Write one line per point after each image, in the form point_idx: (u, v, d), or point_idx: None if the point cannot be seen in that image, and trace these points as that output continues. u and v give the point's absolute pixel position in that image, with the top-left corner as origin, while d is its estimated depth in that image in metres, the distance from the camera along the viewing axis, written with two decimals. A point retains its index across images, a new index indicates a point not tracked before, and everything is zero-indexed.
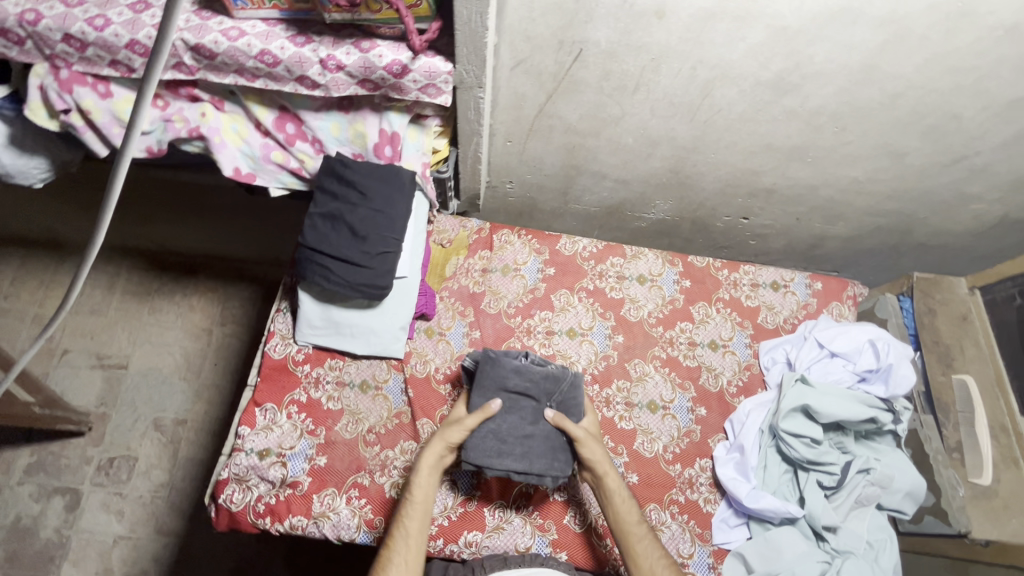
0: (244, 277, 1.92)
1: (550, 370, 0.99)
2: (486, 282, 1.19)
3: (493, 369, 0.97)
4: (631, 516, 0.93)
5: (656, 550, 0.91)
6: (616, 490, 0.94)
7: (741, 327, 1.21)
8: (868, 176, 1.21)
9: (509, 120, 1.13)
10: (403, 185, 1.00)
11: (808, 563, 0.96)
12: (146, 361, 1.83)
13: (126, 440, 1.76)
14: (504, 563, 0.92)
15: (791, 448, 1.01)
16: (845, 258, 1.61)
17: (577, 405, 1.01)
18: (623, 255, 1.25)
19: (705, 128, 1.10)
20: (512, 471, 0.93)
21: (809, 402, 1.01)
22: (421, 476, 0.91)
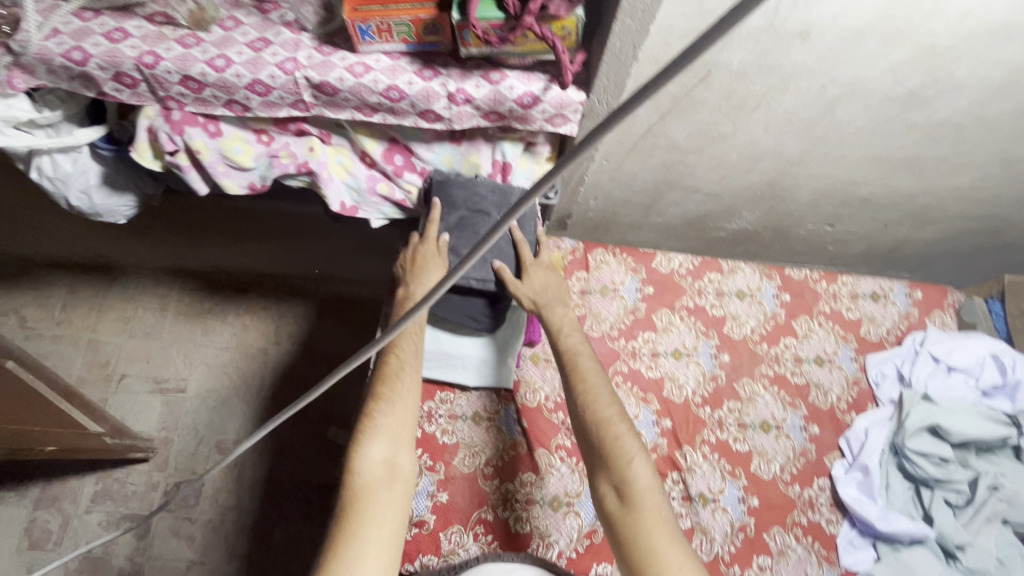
0: (296, 292, 1.89)
1: (498, 184, 1.00)
2: (587, 305, 1.17)
3: (443, 195, 0.98)
4: (568, 345, 0.92)
5: (596, 376, 0.89)
6: (553, 317, 0.95)
7: (845, 340, 1.19)
8: (973, 183, 1.19)
9: (612, 142, 1.10)
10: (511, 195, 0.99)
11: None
12: (204, 384, 1.80)
13: (190, 464, 1.72)
14: (496, 556, 0.90)
15: (918, 466, 1.00)
16: (923, 260, 1.59)
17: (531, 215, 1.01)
18: (720, 270, 1.23)
19: (816, 143, 1.08)
20: (470, 278, 0.96)
21: (937, 420, 1.00)
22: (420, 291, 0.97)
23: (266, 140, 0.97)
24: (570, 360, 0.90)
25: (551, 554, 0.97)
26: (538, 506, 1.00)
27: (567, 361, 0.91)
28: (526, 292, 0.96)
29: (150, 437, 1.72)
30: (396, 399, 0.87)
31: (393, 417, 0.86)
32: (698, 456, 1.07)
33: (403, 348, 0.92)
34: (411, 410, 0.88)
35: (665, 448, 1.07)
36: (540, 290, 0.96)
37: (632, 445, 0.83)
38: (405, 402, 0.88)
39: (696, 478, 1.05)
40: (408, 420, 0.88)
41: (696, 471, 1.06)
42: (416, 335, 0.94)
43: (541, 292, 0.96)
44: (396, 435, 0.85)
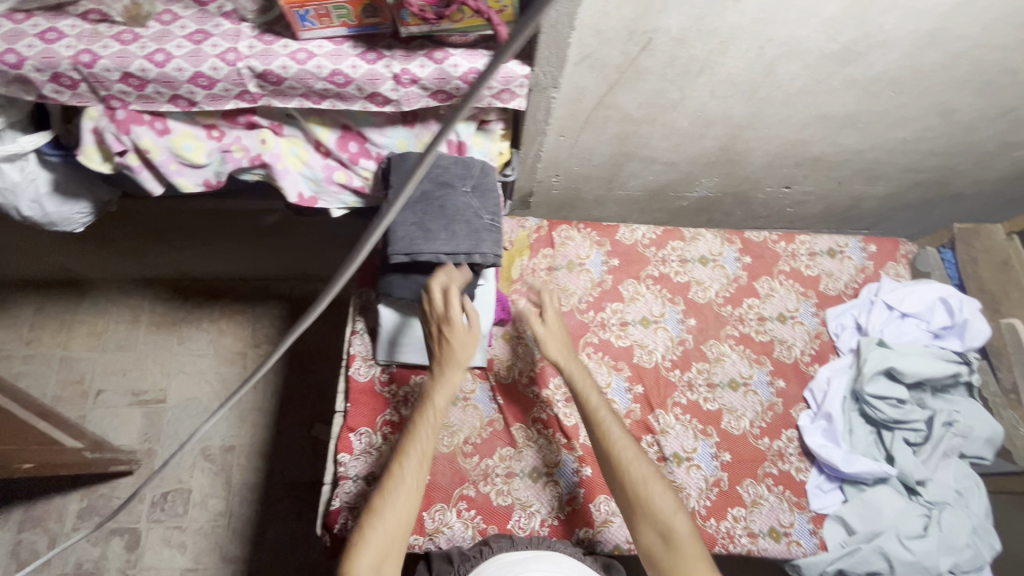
0: (271, 295, 1.89)
1: (458, 156, 0.99)
2: (554, 280, 1.19)
3: (402, 165, 0.96)
4: (601, 411, 0.91)
5: (625, 438, 0.89)
6: (575, 377, 0.95)
7: (805, 296, 1.23)
8: (916, 135, 1.23)
9: (565, 116, 1.13)
10: (472, 167, 0.99)
11: (908, 515, 1.00)
12: (184, 393, 1.78)
13: (176, 473, 1.71)
14: (512, 544, 0.90)
15: (878, 409, 1.05)
16: (880, 215, 1.65)
17: (493, 186, 0.99)
18: (683, 237, 1.25)
19: (762, 105, 1.11)
20: (440, 253, 0.93)
21: (892, 365, 1.04)
22: (443, 391, 0.88)
23: (217, 136, 0.97)
24: (602, 429, 0.89)
25: (534, 523, 0.99)
26: (518, 478, 1.02)
27: (597, 423, 0.91)
28: (557, 349, 0.98)
29: (133, 450, 1.70)
30: (389, 512, 0.80)
31: (395, 520, 0.80)
32: (670, 418, 1.10)
33: (411, 454, 0.84)
34: (408, 519, 0.81)
35: (637, 413, 1.09)
36: (561, 350, 0.98)
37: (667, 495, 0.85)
38: (406, 509, 0.81)
39: (669, 439, 1.08)
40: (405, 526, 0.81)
41: (669, 433, 1.09)
42: (427, 437, 0.86)
43: (570, 352, 0.98)
44: (388, 544, 0.78)
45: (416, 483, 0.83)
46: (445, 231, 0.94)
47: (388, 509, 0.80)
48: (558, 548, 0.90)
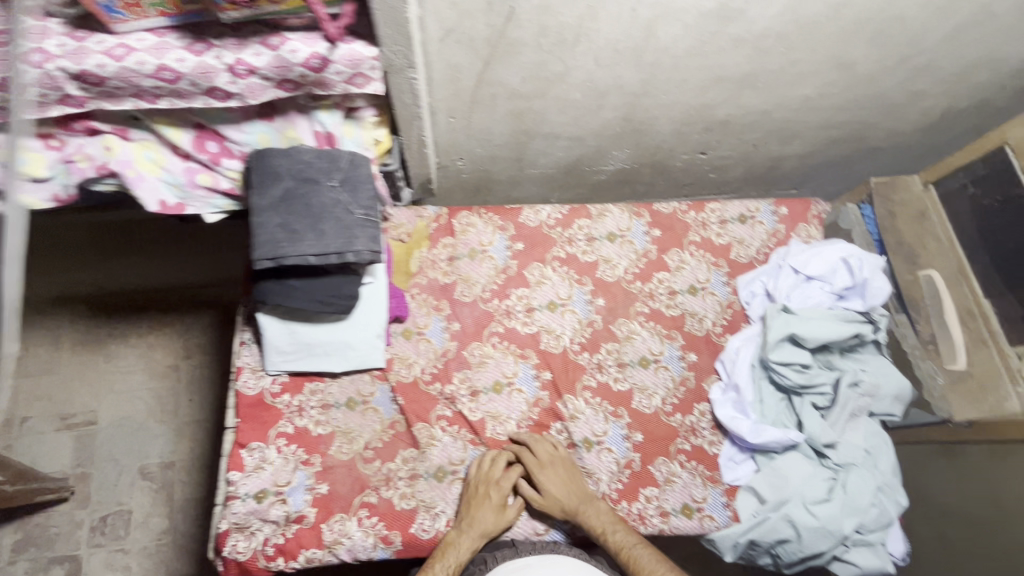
0: (201, 304, 1.73)
1: (322, 149, 0.92)
2: (455, 271, 1.14)
3: (260, 164, 0.89)
4: (625, 551, 0.91)
5: (656, 564, 0.90)
6: (591, 522, 0.95)
7: (717, 266, 1.20)
8: (819, 91, 1.20)
9: (448, 96, 1.06)
10: (338, 158, 0.92)
11: (812, 480, 0.99)
12: (116, 412, 1.65)
13: (114, 495, 1.61)
14: (516, 552, 0.92)
15: (784, 376, 1.03)
16: (804, 174, 1.63)
17: (365, 177, 0.93)
18: (589, 215, 1.21)
19: (652, 71, 1.06)
20: (307, 254, 0.88)
21: (794, 334, 1.03)
22: (466, 542, 0.91)
23: (56, 145, 0.89)
24: (632, 562, 0.90)
25: (439, 525, 0.96)
26: (422, 480, 0.99)
27: (626, 562, 0.90)
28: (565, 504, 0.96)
29: (64, 476, 1.60)
30: None
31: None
32: (580, 403, 1.07)
33: None
34: None
35: (546, 401, 1.07)
36: (564, 501, 0.96)
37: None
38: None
39: (579, 424, 1.06)
40: None
41: (578, 418, 1.06)
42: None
43: (589, 500, 0.97)
44: None
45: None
46: (312, 231, 0.88)
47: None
48: (563, 549, 0.94)
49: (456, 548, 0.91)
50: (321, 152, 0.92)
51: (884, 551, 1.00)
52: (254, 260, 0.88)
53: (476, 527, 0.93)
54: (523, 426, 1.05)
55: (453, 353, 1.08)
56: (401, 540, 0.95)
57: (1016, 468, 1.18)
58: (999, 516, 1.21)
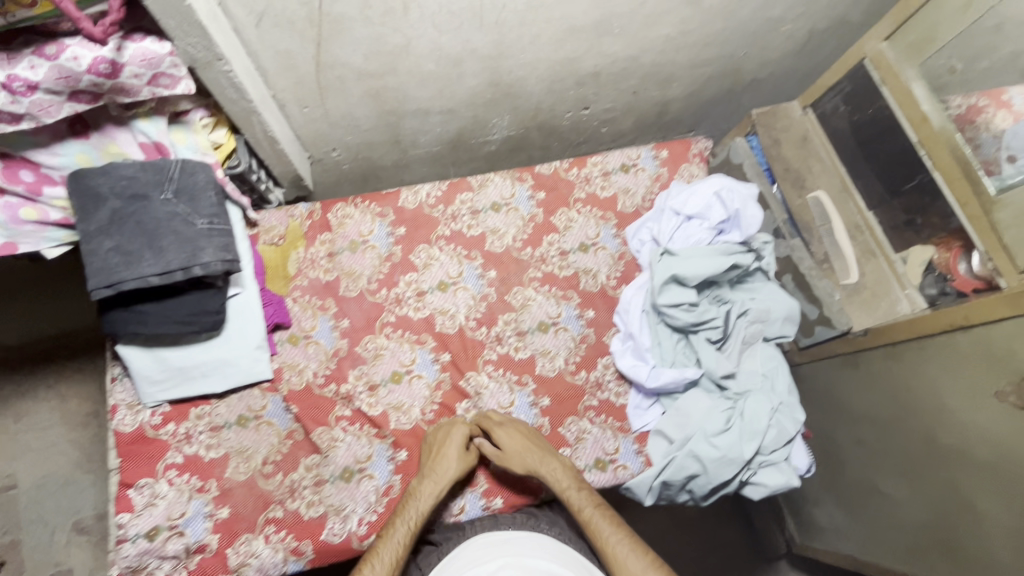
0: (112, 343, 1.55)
1: (147, 161, 0.85)
2: (337, 267, 1.10)
3: (78, 187, 0.82)
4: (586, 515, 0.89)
5: (613, 528, 0.87)
6: (553, 477, 0.93)
7: (605, 220, 1.20)
8: (678, 30, 1.20)
9: (291, 85, 1.00)
10: (167, 169, 0.85)
11: (711, 413, 1.02)
12: (36, 471, 1.46)
13: (49, 556, 1.43)
14: (495, 522, 0.96)
15: (674, 317, 1.04)
16: (694, 115, 1.64)
17: (202, 185, 0.88)
18: (470, 187, 1.18)
19: (500, 30, 1.03)
20: (147, 275, 0.82)
21: (676, 277, 1.04)
22: (427, 489, 0.91)
23: None
24: (589, 524, 0.88)
25: (350, 526, 0.93)
26: (329, 484, 0.96)
27: (585, 523, 0.89)
28: (524, 464, 0.94)
29: None
30: None
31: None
32: (483, 378, 1.06)
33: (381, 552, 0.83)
34: None
35: (448, 382, 1.05)
36: (525, 457, 0.94)
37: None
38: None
39: (485, 399, 1.04)
40: None
41: (483, 394, 1.05)
42: (400, 534, 0.85)
43: (552, 457, 0.95)
44: None
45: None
46: (150, 249, 0.83)
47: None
48: (543, 527, 0.95)
49: (416, 499, 0.90)
50: (147, 162, 0.85)
51: (789, 467, 1.03)
52: (90, 291, 0.82)
53: (435, 474, 0.92)
54: (427, 411, 1.03)
55: (345, 352, 1.04)
56: (314, 549, 0.92)
57: (911, 368, 1.22)
58: (906, 417, 1.26)
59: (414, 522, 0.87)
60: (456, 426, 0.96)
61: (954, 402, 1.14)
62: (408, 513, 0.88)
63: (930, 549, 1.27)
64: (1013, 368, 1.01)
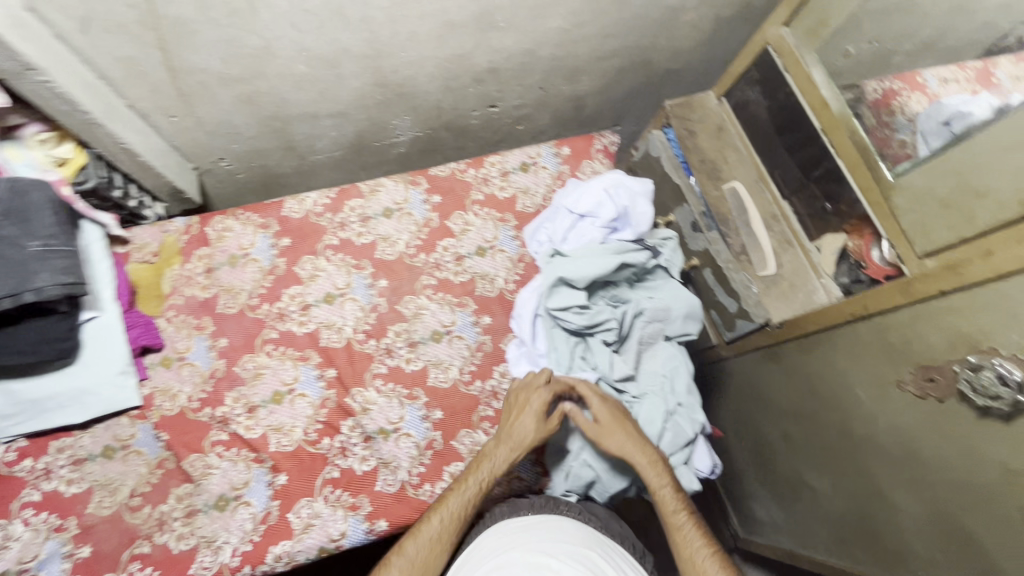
0: None
1: None
2: (215, 283, 1.04)
3: None
4: (666, 506, 0.87)
5: (697, 541, 0.84)
6: (644, 467, 0.90)
7: (503, 222, 1.15)
8: (570, 21, 1.16)
9: (147, 93, 0.95)
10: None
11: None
12: None
13: None
14: (522, 507, 0.94)
15: (567, 322, 1.00)
16: (615, 109, 1.60)
17: (36, 205, 0.82)
18: (360, 193, 1.13)
19: (370, 27, 0.98)
20: None
21: (567, 280, 1.00)
22: (502, 453, 0.90)
23: None
24: (672, 527, 0.86)
25: (221, 558, 0.88)
26: (202, 514, 0.91)
27: (672, 526, 0.86)
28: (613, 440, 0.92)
29: None
30: (414, 555, 0.81)
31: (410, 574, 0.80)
32: (370, 393, 1.01)
33: (449, 503, 0.86)
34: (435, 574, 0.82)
35: (332, 400, 1.00)
36: (620, 437, 0.91)
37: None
38: (427, 567, 0.81)
39: (372, 415, 1.00)
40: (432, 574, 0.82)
41: (371, 410, 1.00)
42: (469, 492, 0.87)
43: (644, 440, 0.91)
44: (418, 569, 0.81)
45: (450, 533, 0.84)
46: None
47: (409, 558, 0.81)
48: (563, 510, 0.94)
49: (491, 461, 0.90)
50: None
51: (689, 470, 1.00)
52: None
53: (512, 439, 0.91)
54: (310, 432, 0.98)
55: (222, 372, 0.99)
56: None
57: (822, 358, 1.20)
58: (823, 408, 1.23)
59: (484, 485, 0.88)
60: (539, 393, 0.93)
61: (864, 393, 1.11)
62: (482, 472, 0.89)
63: (855, 544, 1.24)
64: (912, 357, 0.98)
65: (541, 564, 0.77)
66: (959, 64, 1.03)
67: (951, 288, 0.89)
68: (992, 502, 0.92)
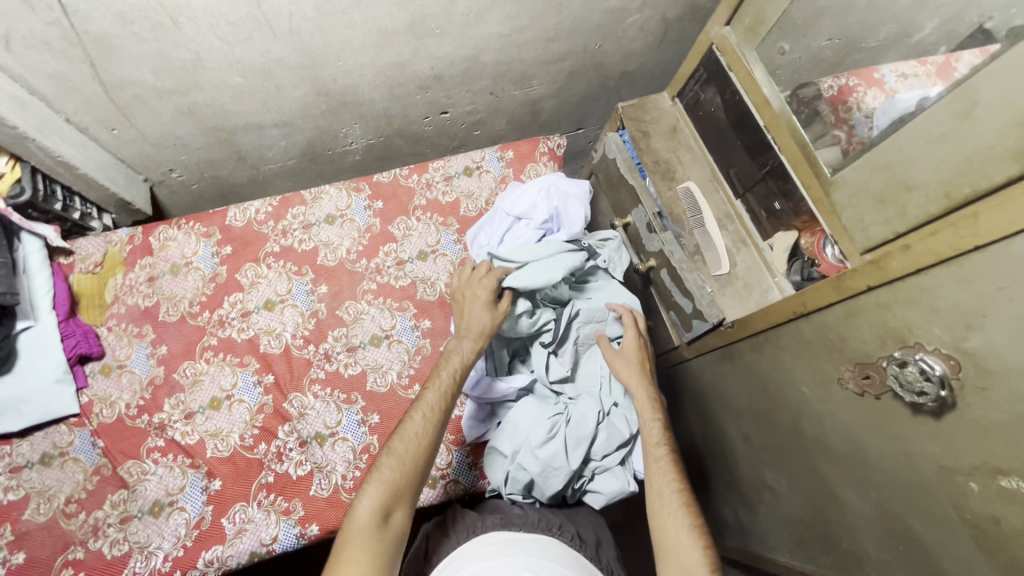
0: None
1: None
2: (157, 292, 1.06)
3: None
4: (651, 436, 0.92)
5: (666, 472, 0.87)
6: (643, 396, 0.95)
7: (446, 226, 1.16)
8: (509, 26, 1.17)
9: (83, 107, 0.98)
10: None
11: (537, 425, 0.99)
12: None
13: None
14: (506, 521, 0.90)
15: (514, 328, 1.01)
16: (574, 113, 1.60)
17: None
18: (303, 201, 1.15)
19: (301, 38, 1.00)
20: None
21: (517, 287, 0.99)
22: (467, 345, 0.92)
23: None
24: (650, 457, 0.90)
25: (152, 564, 0.89)
26: (136, 520, 0.91)
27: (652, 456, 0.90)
28: (622, 364, 0.99)
29: None
30: (401, 454, 0.81)
31: (399, 472, 0.79)
32: (308, 398, 1.02)
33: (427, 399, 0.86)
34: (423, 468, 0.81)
35: (269, 405, 1.00)
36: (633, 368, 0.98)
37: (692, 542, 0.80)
38: (416, 462, 0.81)
39: (309, 420, 1.00)
40: (421, 466, 0.81)
41: (308, 414, 1.01)
42: (443, 386, 0.88)
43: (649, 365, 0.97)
44: (407, 472, 0.80)
45: (433, 425, 0.84)
46: None
47: (397, 457, 0.81)
48: (554, 533, 0.89)
49: (458, 355, 0.91)
50: None
51: (625, 472, 1.00)
52: None
53: (473, 330, 0.93)
54: (246, 437, 0.98)
55: (161, 379, 1.00)
56: None
57: (771, 357, 1.18)
58: (774, 407, 1.21)
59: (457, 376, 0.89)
60: (480, 287, 0.96)
61: (809, 391, 1.09)
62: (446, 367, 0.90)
63: (816, 547, 1.20)
64: (849, 355, 0.97)
65: None
66: (922, 59, 0.93)
67: (876, 283, 0.88)
68: (928, 500, 0.89)
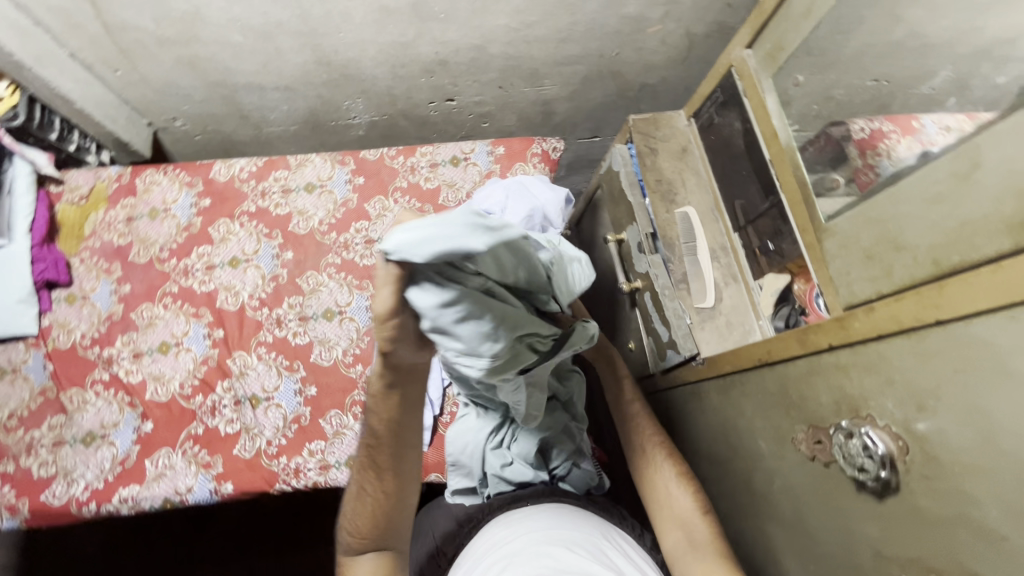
0: None
1: None
2: (132, 232, 1.09)
3: None
4: (625, 396, 1.05)
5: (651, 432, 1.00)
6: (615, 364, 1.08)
7: (421, 212, 1.15)
8: (517, 20, 1.14)
9: (86, 44, 1.02)
10: None
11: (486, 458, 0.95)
12: None
13: None
14: (512, 499, 0.91)
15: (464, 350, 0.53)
16: (590, 119, 1.54)
17: None
18: (288, 166, 1.16)
19: (301, 4, 1.01)
20: None
21: (487, 265, 0.53)
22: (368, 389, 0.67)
23: None
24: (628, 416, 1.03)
25: (73, 491, 0.92)
26: (67, 446, 0.95)
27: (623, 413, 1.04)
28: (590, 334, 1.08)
29: None
30: (355, 510, 0.76)
31: (360, 527, 0.75)
32: (251, 358, 1.03)
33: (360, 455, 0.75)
34: (386, 517, 0.75)
35: (213, 358, 1.02)
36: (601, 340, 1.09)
37: (680, 490, 0.94)
38: (372, 515, 0.75)
39: (248, 380, 1.01)
40: (384, 514, 0.75)
41: (248, 374, 1.02)
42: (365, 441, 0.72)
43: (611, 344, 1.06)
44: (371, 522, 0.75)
45: (372, 481, 0.74)
46: None
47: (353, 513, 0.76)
48: (563, 497, 0.90)
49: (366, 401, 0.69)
50: None
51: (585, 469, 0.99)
52: None
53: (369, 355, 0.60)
54: (186, 386, 1.00)
55: (119, 317, 1.04)
56: (30, 508, 0.91)
57: (734, 402, 1.11)
58: (731, 456, 1.13)
59: (376, 434, 0.70)
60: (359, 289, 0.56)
61: (765, 446, 1.01)
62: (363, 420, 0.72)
63: None
64: (805, 416, 0.90)
65: (540, 547, 0.74)
66: (970, 113, 0.73)
67: (837, 343, 0.82)
68: None
